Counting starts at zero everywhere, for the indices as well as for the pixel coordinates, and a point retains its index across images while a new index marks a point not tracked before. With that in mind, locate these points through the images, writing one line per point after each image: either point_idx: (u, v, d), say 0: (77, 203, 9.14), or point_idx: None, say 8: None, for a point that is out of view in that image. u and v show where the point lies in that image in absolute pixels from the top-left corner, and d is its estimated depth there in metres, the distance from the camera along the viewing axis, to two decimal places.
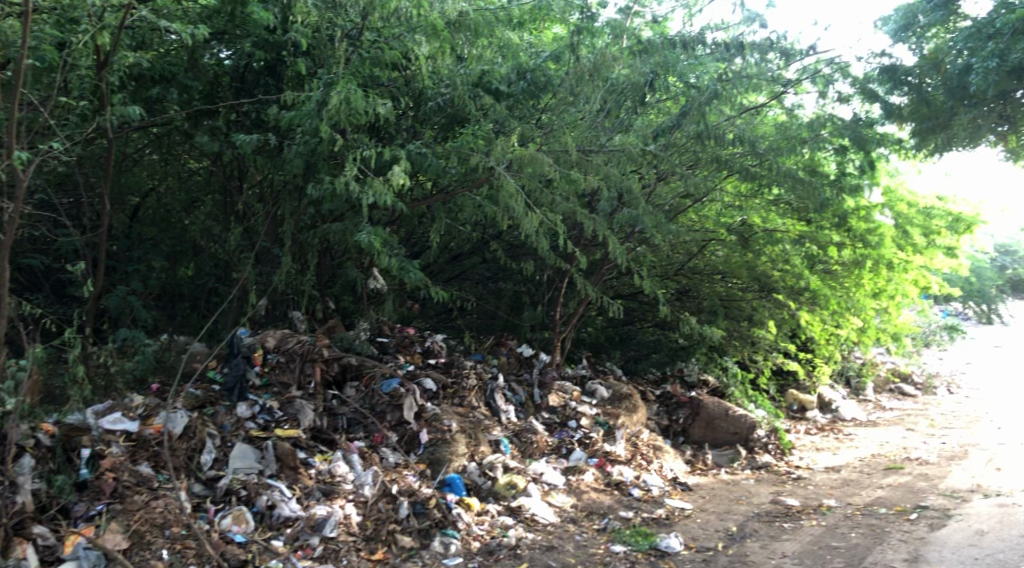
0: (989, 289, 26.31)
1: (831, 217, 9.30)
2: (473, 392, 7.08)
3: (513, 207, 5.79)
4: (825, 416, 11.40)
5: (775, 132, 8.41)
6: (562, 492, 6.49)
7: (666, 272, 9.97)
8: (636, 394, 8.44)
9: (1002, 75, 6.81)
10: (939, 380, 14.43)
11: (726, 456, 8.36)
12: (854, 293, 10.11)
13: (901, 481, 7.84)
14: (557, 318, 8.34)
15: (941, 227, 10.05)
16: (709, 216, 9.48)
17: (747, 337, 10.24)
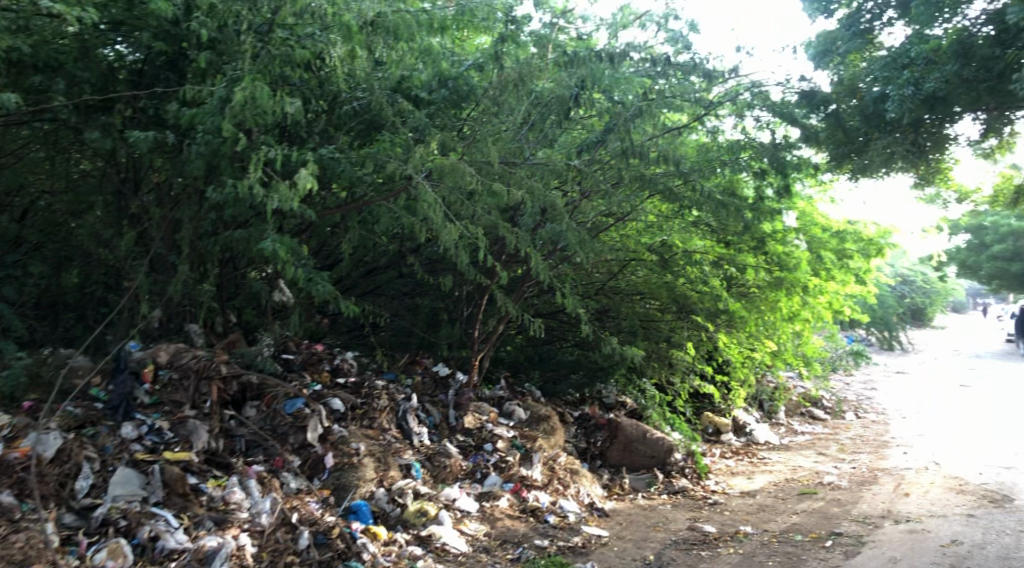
0: (891, 318, 27.26)
1: (750, 241, 9.34)
2: (383, 414, 6.78)
3: (431, 218, 5.47)
4: (739, 440, 11.39)
5: (697, 154, 8.56)
6: (475, 520, 6.21)
7: (586, 292, 9.86)
8: (554, 416, 8.24)
9: (916, 104, 6.94)
10: (847, 406, 14.74)
11: (643, 480, 8.21)
12: (771, 316, 10.18)
13: (815, 506, 7.82)
14: (475, 335, 8.13)
15: (854, 252, 10.23)
16: (630, 236, 9.39)
17: (666, 358, 10.17)
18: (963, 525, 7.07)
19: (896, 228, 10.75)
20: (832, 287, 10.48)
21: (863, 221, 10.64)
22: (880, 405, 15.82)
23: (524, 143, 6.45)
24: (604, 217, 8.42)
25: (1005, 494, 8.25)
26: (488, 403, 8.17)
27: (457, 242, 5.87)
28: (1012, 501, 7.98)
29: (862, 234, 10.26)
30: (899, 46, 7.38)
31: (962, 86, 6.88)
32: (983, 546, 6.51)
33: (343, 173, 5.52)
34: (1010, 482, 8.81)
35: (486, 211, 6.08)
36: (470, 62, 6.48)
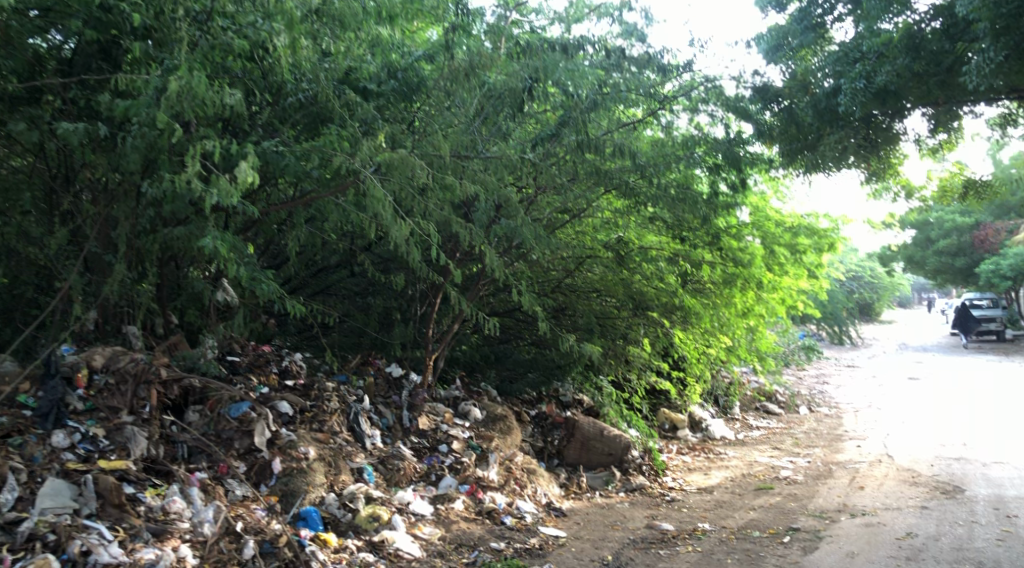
0: (842, 313, 27.69)
1: (705, 237, 9.33)
2: (334, 417, 6.57)
3: (380, 214, 5.27)
4: (696, 436, 11.39)
5: (653, 149, 8.49)
6: (430, 524, 6.05)
7: (542, 289, 9.75)
8: (510, 415, 8.11)
9: (869, 98, 7.04)
10: (800, 400, 14.86)
11: (600, 478, 8.12)
12: (726, 311, 10.20)
13: (772, 502, 7.79)
14: (428, 335, 7.81)
15: (807, 246, 10.28)
16: (587, 232, 9.30)
17: (622, 355, 10.11)
18: (917, 517, 7.11)
19: (847, 223, 10.86)
20: (785, 282, 10.54)
21: (815, 216, 10.72)
22: (832, 398, 15.99)
23: (477, 135, 6.29)
24: (559, 212, 8.27)
25: (957, 485, 8.33)
26: (443, 404, 8.00)
27: (408, 238, 5.70)
28: (964, 492, 8.05)
29: (815, 229, 10.33)
30: (851, 41, 7.45)
31: (913, 81, 6.98)
32: (938, 538, 6.53)
33: (287, 167, 5.30)
34: (962, 473, 8.90)
35: (437, 205, 5.91)
36: (420, 52, 6.31)
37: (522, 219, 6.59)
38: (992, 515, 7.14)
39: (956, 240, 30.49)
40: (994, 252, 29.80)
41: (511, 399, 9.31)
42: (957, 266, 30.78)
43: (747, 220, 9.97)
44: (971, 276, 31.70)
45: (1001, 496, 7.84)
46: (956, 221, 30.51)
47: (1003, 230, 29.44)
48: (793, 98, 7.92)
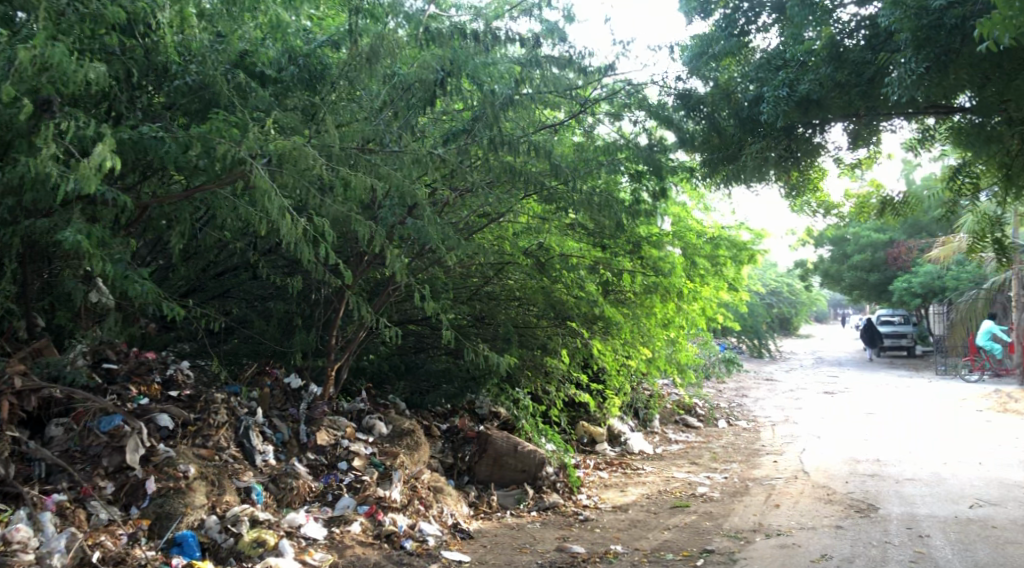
0: (761, 326, 28.03)
1: (627, 244, 9.10)
2: (221, 431, 6.15)
3: (268, 210, 4.80)
4: (614, 449, 11.13)
5: (573, 155, 8.23)
6: (321, 548, 5.64)
7: (460, 297, 9.34)
8: (418, 430, 7.70)
9: (791, 106, 6.91)
10: (718, 413, 14.80)
11: (512, 497, 7.75)
12: (647, 322, 10.00)
13: (687, 521, 7.55)
14: (333, 342, 7.43)
15: (727, 258, 10.16)
16: (506, 238, 8.93)
17: (541, 366, 9.77)
18: (831, 538, 6.94)
19: (767, 236, 10.87)
20: (705, 294, 10.44)
21: (737, 228, 10.71)
22: (751, 412, 16.01)
23: (383, 126, 5.86)
24: (471, 211, 7.76)
25: (871, 503, 8.23)
26: (346, 417, 7.54)
27: (304, 239, 5.26)
28: (877, 510, 7.96)
29: (736, 241, 10.25)
30: (773, 49, 7.49)
31: (834, 90, 6.88)
32: (852, 560, 6.36)
33: (166, 155, 4.81)
34: (876, 491, 8.83)
35: (336, 203, 5.47)
36: (325, 38, 6.02)
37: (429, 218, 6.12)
38: (905, 535, 7.03)
39: (871, 256, 31.35)
40: (906, 270, 30.72)
41: (421, 411, 8.80)
42: (872, 282, 31.61)
43: (669, 230, 9.85)
44: (885, 293, 32.60)
45: (914, 515, 7.75)
46: (872, 238, 31.38)
47: (915, 248, 30.40)
48: (714, 106, 7.80)
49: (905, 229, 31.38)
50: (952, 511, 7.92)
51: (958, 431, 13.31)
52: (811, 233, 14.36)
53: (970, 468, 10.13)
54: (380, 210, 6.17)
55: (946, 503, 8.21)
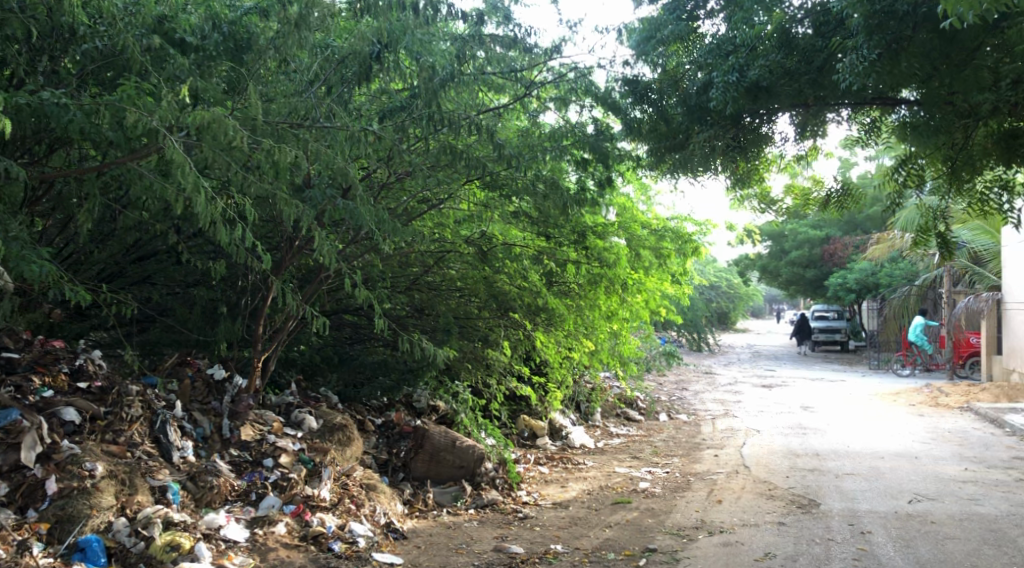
0: (701, 320, 28.18)
1: (571, 234, 8.88)
2: (133, 426, 5.74)
3: (184, 185, 4.39)
4: (555, 443, 10.88)
5: (517, 139, 7.87)
6: (242, 552, 5.28)
7: (399, 287, 8.99)
8: (351, 425, 7.33)
9: (741, 92, 6.89)
10: (659, 407, 14.72)
11: (449, 494, 7.45)
12: (590, 315, 9.80)
13: (628, 518, 7.35)
14: (260, 332, 6.94)
15: (672, 250, 10.00)
16: (447, 225, 8.59)
17: (481, 359, 9.48)
18: (774, 535, 6.81)
19: (711, 228, 10.99)
20: (649, 286, 10.32)
21: (680, 221, 10.65)
22: (691, 405, 15.97)
23: (315, 100, 5.49)
24: (413, 195, 7.62)
25: (812, 499, 8.14)
26: (274, 411, 7.12)
27: (224, 219, 4.87)
28: (819, 506, 7.87)
29: (680, 233, 10.14)
30: (723, 33, 7.40)
31: (784, 77, 6.86)
32: (796, 559, 6.22)
33: (69, 123, 4.39)
34: (816, 486, 8.75)
35: (261, 181, 5.08)
36: (251, 5, 5.59)
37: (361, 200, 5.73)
38: (847, 532, 6.93)
39: (807, 252, 31.80)
40: (841, 266, 31.25)
41: (355, 404, 8.38)
42: (808, 277, 32.07)
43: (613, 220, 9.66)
44: (821, 288, 33.12)
45: (855, 510, 7.69)
46: (809, 234, 31.85)
47: (850, 245, 30.94)
48: (664, 93, 7.84)
49: (841, 226, 31.92)
50: (892, 506, 7.87)
51: (894, 426, 13.43)
52: (753, 229, 14.50)
53: (907, 463, 10.15)
54: (309, 190, 5.79)
55: (886, 499, 8.16)
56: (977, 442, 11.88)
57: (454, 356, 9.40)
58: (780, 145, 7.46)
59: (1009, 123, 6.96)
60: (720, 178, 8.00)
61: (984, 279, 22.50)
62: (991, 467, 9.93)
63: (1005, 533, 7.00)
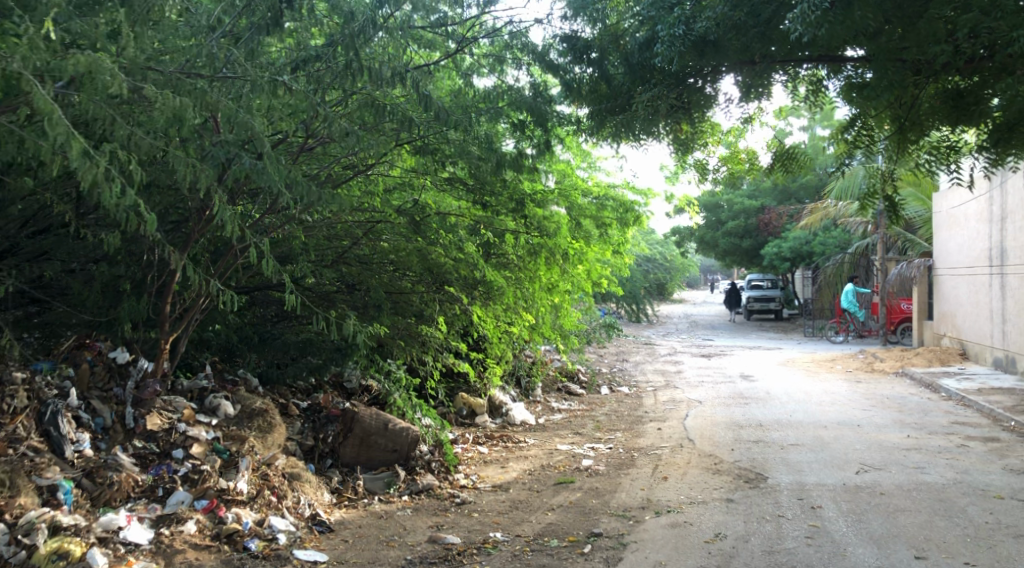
0: (640, 292, 28.05)
1: (509, 202, 8.46)
2: (19, 419, 5.22)
3: (56, 140, 3.78)
4: (494, 421, 10.43)
5: (452, 100, 7.64)
6: (145, 556, 4.75)
7: (322, 263, 8.29)
8: (272, 411, 6.82)
9: (687, 47, 6.64)
10: (600, 380, 14.43)
11: (381, 481, 6.99)
12: (530, 287, 9.40)
13: (572, 500, 6.96)
14: (166, 312, 6.33)
15: (613, 220, 9.77)
16: (376, 194, 8.06)
17: (415, 336, 8.98)
18: (723, 514, 6.50)
19: (653, 196, 10.82)
20: (590, 256, 10.04)
21: (622, 190, 10.45)
22: (632, 377, 15.73)
23: (216, 47, 4.90)
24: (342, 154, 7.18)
25: (760, 473, 7.88)
26: (185, 396, 6.53)
27: (109, 182, 4.27)
28: (767, 480, 7.60)
29: (621, 202, 9.90)
30: None
31: (731, 31, 6.57)
32: (748, 538, 5.92)
33: None
34: (762, 459, 8.50)
35: (154, 138, 4.48)
36: None
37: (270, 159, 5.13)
38: (798, 507, 6.66)
39: (743, 222, 31.92)
40: (776, 235, 31.47)
41: (278, 387, 7.80)
42: (744, 247, 32.24)
43: (553, 188, 9.27)
44: (756, 258, 33.35)
45: (803, 484, 7.44)
46: (744, 204, 31.96)
47: (785, 214, 31.16)
48: (603, 51, 7.49)
49: (775, 195, 32.12)
50: (840, 478, 7.63)
51: (834, 394, 13.36)
52: (688, 201, 14.45)
53: (850, 431, 9.99)
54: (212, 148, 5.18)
55: (834, 470, 7.93)
56: (915, 408, 11.83)
57: (386, 333, 8.84)
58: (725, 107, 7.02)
59: (953, 80, 6.78)
60: (662, 142, 7.58)
61: (915, 246, 22.82)
62: (932, 433, 9.83)
63: (955, 503, 6.77)
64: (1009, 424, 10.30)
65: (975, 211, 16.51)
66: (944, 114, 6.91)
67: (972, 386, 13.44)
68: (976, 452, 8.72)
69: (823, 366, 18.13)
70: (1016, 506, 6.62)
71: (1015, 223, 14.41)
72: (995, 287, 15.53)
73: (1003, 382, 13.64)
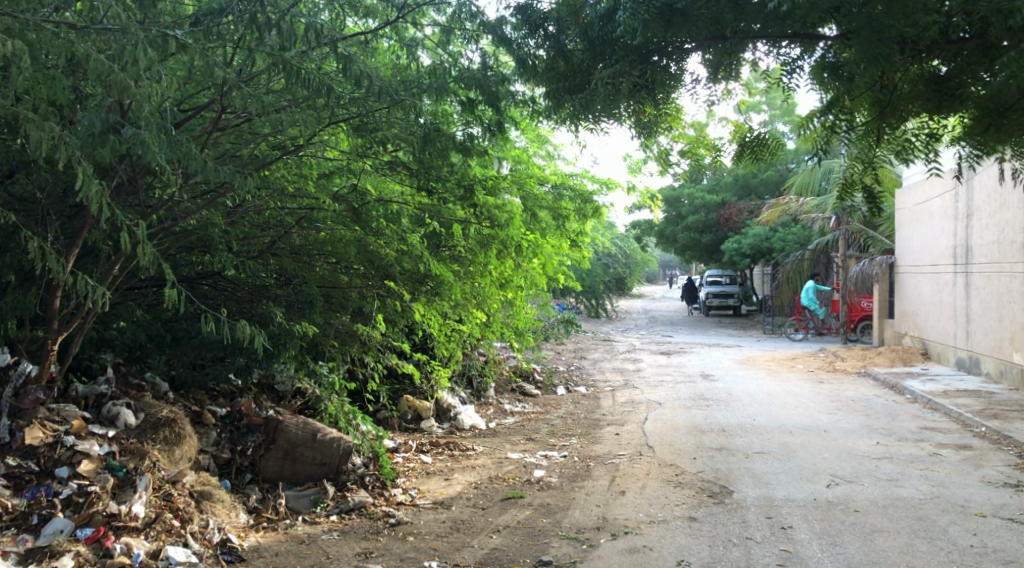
0: (600, 288, 27.41)
1: (456, 189, 7.77)
2: None
3: None
4: (442, 426, 9.70)
5: (393, 76, 7.06)
6: None
7: (248, 253, 7.45)
8: (182, 420, 6.06)
9: (652, 16, 5.91)
10: (557, 379, 13.78)
11: (306, 499, 6.31)
12: (480, 282, 8.71)
13: (520, 519, 6.29)
14: (54, 305, 5.38)
15: (570, 211, 9.13)
16: (310, 176, 7.32)
17: (353, 335, 8.21)
18: (687, 537, 5.87)
19: (616, 186, 10.27)
20: (544, 249, 9.43)
21: (581, 179, 9.88)
22: (589, 376, 15.11)
23: None
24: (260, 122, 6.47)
25: (724, 486, 7.28)
26: (78, 405, 5.76)
27: None
28: (732, 495, 7.00)
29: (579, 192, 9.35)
30: None
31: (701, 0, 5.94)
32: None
33: None
34: (727, 469, 7.90)
35: None
36: None
37: (151, 128, 4.35)
38: (767, 528, 6.06)
39: (704, 217, 31.54)
40: (736, 231, 31.14)
41: (192, 391, 7.04)
42: (703, 243, 31.86)
43: (507, 176, 8.61)
44: (716, 253, 32.98)
45: (771, 499, 6.85)
46: (705, 199, 31.54)
47: (745, 210, 30.82)
48: (560, 23, 6.71)
49: (735, 191, 31.78)
50: (810, 492, 7.06)
51: (799, 396, 12.86)
52: (657, 199, 14.01)
53: (817, 438, 9.46)
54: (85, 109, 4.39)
55: (803, 483, 7.34)
56: (881, 412, 11.36)
57: (319, 331, 8.07)
58: (692, 89, 6.39)
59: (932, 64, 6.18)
60: (623, 126, 6.86)
61: (877, 243, 22.56)
62: (902, 440, 9.33)
63: (935, 522, 6.20)
64: (979, 430, 9.86)
65: (939, 207, 16.22)
66: (924, 100, 6.28)
67: (938, 388, 13.04)
68: (950, 462, 8.22)
69: (784, 365, 17.68)
70: (1000, 526, 6.09)
71: (981, 220, 14.03)
72: (959, 285, 15.18)
73: (969, 384, 13.26)
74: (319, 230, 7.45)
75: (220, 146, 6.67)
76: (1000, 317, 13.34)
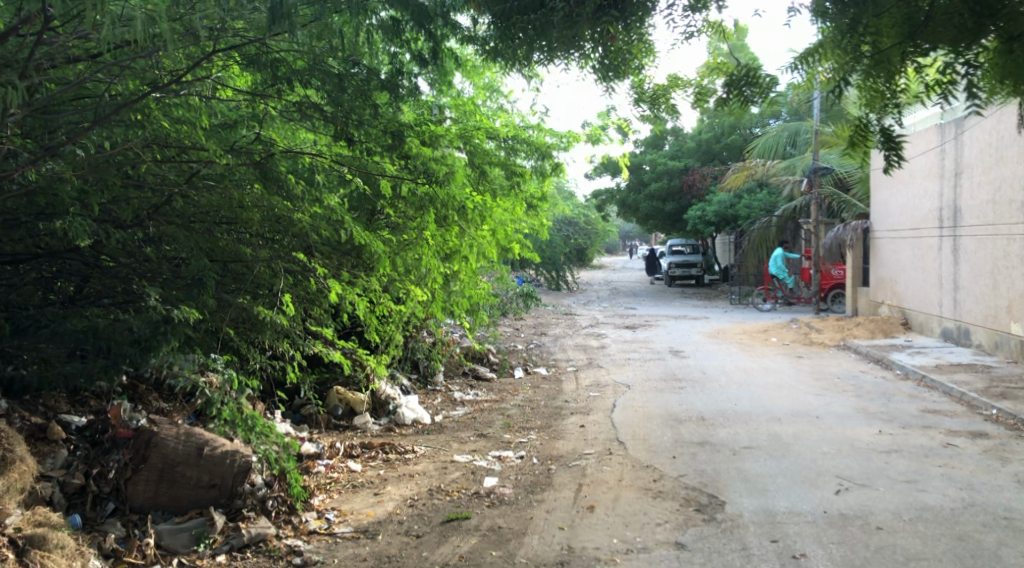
0: (559, 259, 25.88)
1: (383, 137, 6.34)
2: None
3: None
4: (378, 422, 8.31)
5: None
6: None
7: (117, 222, 5.79)
8: (12, 439, 4.66)
9: None
10: (514, 361, 12.41)
11: (186, 532, 4.92)
12: (418, 252, 7.35)
13: (462, 554, 4.92)
14: None
15: (527, 170, 7.84)
16: (200, 123, 5.92)
17: (252, 320, 6.53)
18: None
19: (579, 139, 8.92)
20: (493, 213, 8.04)
21: (538, 131, 8.46)
22: (550, 356, 13.76)
23: None
24: (105, 40, 4.93)
25: (713, 496, 5.99)
26: None
27: None
28: (724, 508, 5.71)
29: (535, 145, 7.97)
30: None
31: None
32: None
33: None
34: (714, 472, 6.61)
35: None
36: None
37: None
38: (775, 558, 4.78)
39: (666, 184, 30.19)
40: (700, 197, 29.93)
41: (43, 394, 5.76)
42: (666, 211, 30.63)
43: (450, 128, 7.26)
44: (679, 221, 31.74)
45: (772, 513, 5.58)
46: (668, 164, 30.22)
47: (708, 175, 29.60)
48: None
49: (699, 155, 30.49)
50: (819, 502, 5.79)
51: (781, 375, 11.67)
52: (626, 162, 12.63)
53: (811, 427, 8.22)
54: None
55: (806, 489, 6.09)
56: (874, 393, 10.17)
57: (207, 319, 6.26)
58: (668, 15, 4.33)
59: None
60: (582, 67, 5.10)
61: (850, 207, 21.50)
62: (906, 427, 8.15)
63: (980, 543, 4.98)
64: (990, 413, 8.70)
65: (920, 165, 15.21)
66: (962, 17, 4.00)
67: (929, 362, 11.96)
68: (970, 455, 7.03)
69: (757, 338, 16.54)
70: None
71: (973, 178, 12.93)
72: (946, 251, 14.10)
73: (962, 357, 12.20)
74: (212, 187, 5.96)
75: (41, 70, 5.03)
76: (995, 284, 12.26)
